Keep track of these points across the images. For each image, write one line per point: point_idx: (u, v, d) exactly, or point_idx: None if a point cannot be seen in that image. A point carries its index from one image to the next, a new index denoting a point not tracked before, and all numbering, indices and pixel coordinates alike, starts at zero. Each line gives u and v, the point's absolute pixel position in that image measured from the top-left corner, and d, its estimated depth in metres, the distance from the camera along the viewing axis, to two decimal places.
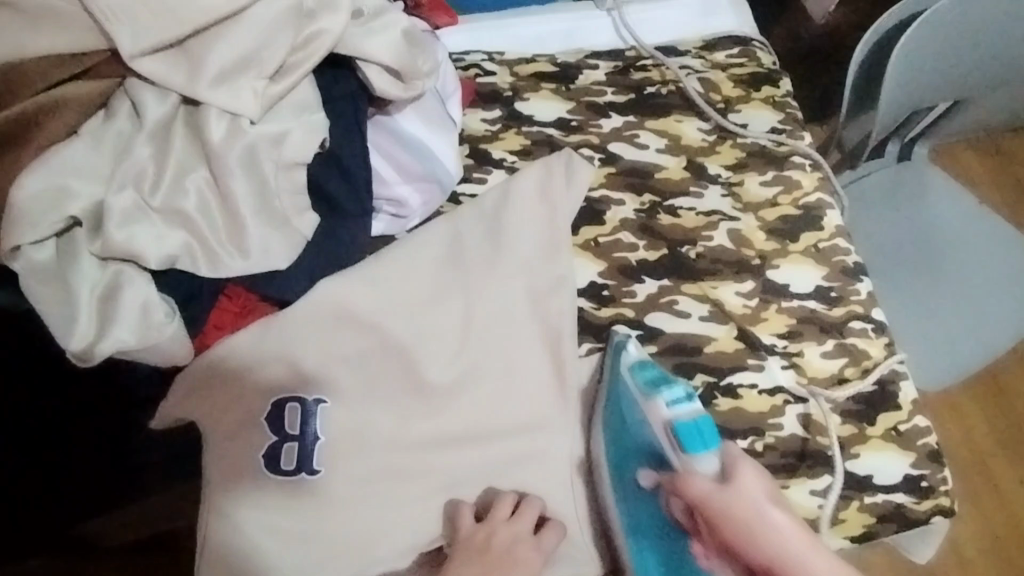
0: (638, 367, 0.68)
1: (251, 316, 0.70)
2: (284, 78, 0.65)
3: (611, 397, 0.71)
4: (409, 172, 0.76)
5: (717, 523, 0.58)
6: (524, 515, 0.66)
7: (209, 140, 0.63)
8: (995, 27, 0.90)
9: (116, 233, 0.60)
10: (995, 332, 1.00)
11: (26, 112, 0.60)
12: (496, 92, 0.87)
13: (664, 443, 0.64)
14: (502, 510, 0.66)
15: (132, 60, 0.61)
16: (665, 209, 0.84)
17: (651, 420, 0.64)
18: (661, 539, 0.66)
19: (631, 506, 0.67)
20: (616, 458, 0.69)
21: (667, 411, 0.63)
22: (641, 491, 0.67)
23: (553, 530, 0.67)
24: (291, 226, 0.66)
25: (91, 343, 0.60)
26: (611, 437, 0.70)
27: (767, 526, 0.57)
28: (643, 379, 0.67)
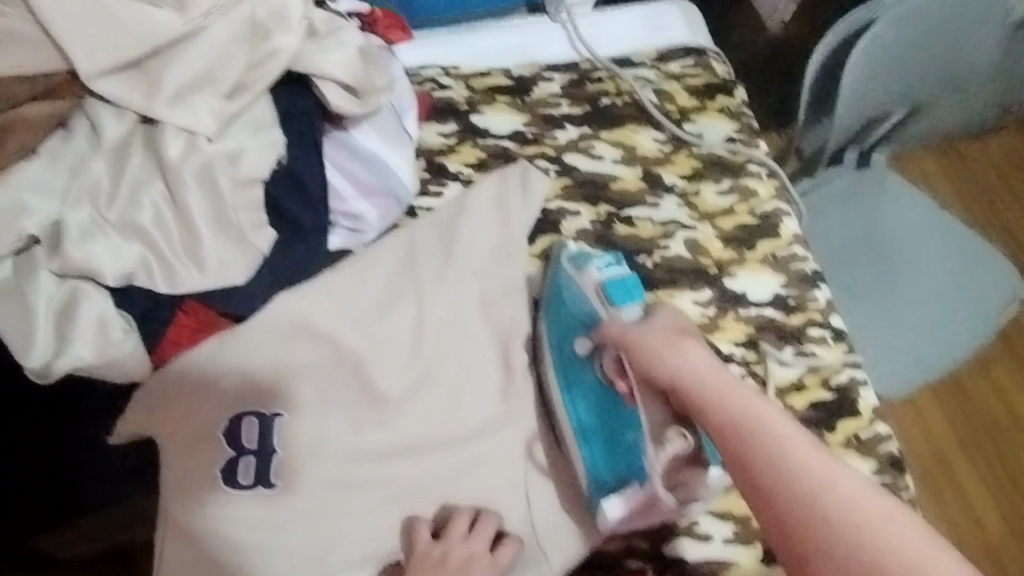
0: (575, 253, 0.77)
1: (207, 331, 0.71)
2: (241, 96, 0.66)
3: (551, 284, 0.78)
4: (365, 187, 0.77)
5: (633, 353, 0.66)
6: (480, 534, 0.66)
7: (164, 157, 0.63)
8: (944, 34, 0.92)
9: (74, 250, 0.60)
10: (940, 341, 1.04)
11: None
12: (451, 106, 0.89)
13: (596, 302, 0.73)
14: (458, 529, 0.66)
15: (90, 80, 0.61)
16: (621, 219, 0.86)
17: (585, 284, 0.74)
18: (593, 392, 0.73)
19: (568, 372, 0.74)
20: (556, 330, 0.76)
21: (599, 274, 0.74)
22: (576, 355, 0.74)
23: (510, 544, 0.67)
24: (247, 240, 0.66)
25: (50, 358, 0.60)
26: (551, 319, 0.76)
27: (673, 352, 0.63)
28: (578, 259, 0.76)
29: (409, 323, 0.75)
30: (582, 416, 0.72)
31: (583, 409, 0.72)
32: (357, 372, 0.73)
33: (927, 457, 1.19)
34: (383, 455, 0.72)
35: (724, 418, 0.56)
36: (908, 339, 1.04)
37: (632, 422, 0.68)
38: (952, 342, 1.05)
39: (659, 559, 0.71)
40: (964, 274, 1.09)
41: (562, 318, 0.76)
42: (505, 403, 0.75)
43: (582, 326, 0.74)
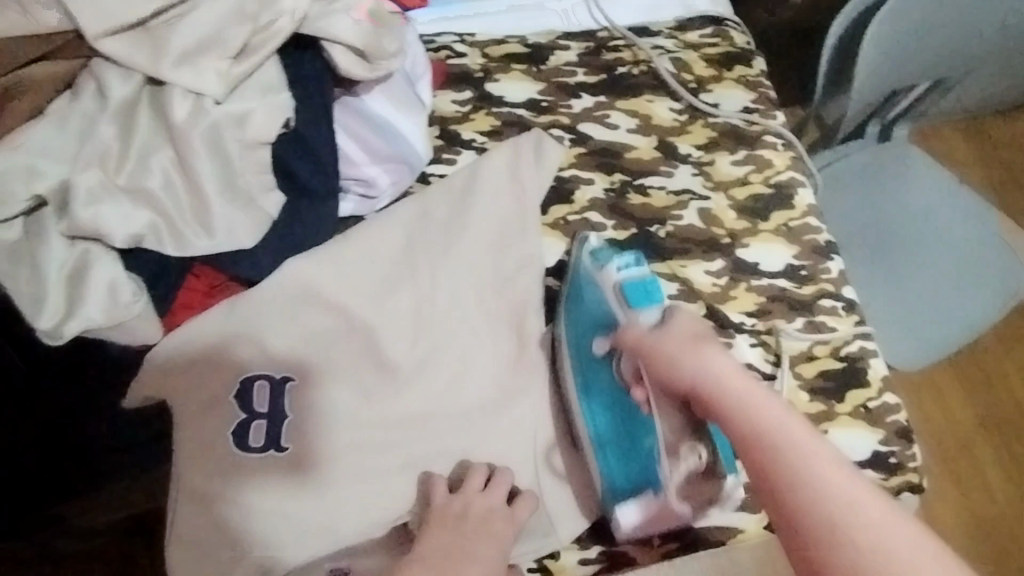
0: (596, 252, 0.75)
1: (219, 296, 0.71)
2: (249, 58, 0.63)
3: (571, 285, 0.75)
4: (377, 153, 0.76)
5: (648, 360, 0.58)
6: (499, 485, 0.68)
7: (172, 120, 0.61)
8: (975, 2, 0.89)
9: (82, 212, 0.59)
10: (961, 321, 1.01)
11: None
12: (467, 73, 0.88)
13: (613, 303, 0.70)
14: (475, 484, 0.68)
15: (95, 41, 0.59)
16: (635, 189, 0.85)
17: (604, 285, 0.72)
18: (611, 395, 0.70)
19: (586, 376, 0.72)
20: (574, 333, 0.73)
21: (620, 273, 0.71)
22: (595, 357, 0.72)
23: (525, 503, 0.68)
24: (258, 205, 0.65)
25: (60, 321, 0.61)
26: (572, 324, 0.74)
27: (692, 352, 0.55)
28: (599, 258, 0.74)
29: (420, 290, 0.75)
30: (598, 423, 0.70)
31: (601, 416, 0.70)
32: (366, 336, 0.73)
33: (941, 430, 1.17)
34: (391, 418, 0.72)
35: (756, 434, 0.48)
36: (926, 315, 1.01)
37: (646, 431, 0.66)
38: (970, 315, 1.01)
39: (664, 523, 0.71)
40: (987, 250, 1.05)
41: (581, 321, 0.73)
42: (515, 371, 0.75)
43: (602, 331, 0.71)
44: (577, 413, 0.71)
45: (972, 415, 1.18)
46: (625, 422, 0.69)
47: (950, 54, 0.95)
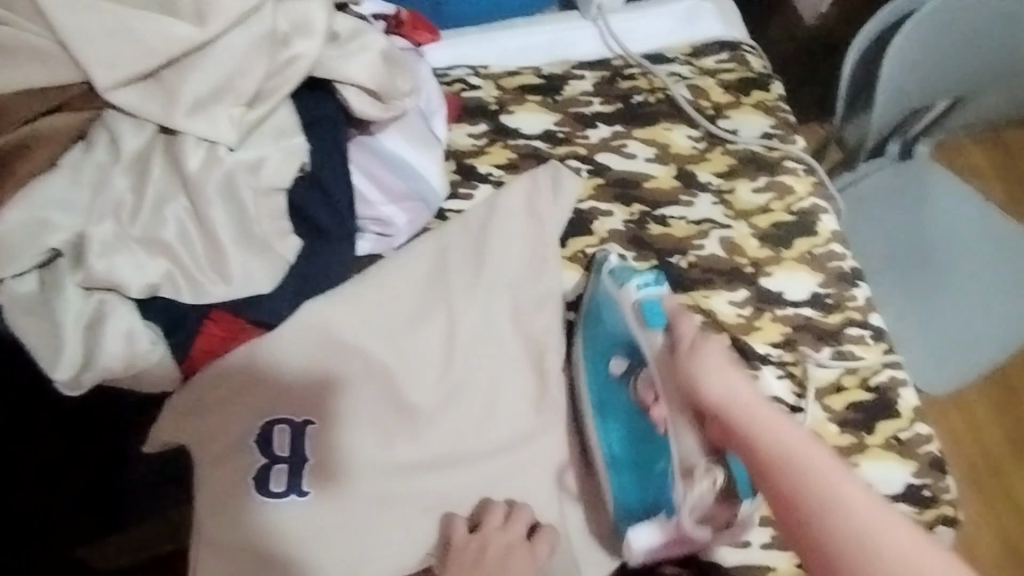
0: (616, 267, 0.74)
1: (237, 339, 0.70)
2: (261, 104, 0.64)
3: (589, 294, 0.76)
4: (393, 192, 0.76)
5: (737, 424, 0.58)
6: (516, 524, 0.66)
7: (186, 170, 0.62)
8: (980, 23, 0.90)
9: (97, 264, 0.61)
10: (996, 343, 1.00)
11: (9, 145, 0.60)
12: (482, 106, 0.87)
13: (630, 323, 0.70)
14: (494, 521, 0.66)
15: (104, 93, 0.60)
16: (655, 219, 0.84)
17: (623, 304, 0.71)
18: (626, 427, 0.70)
19: (599, 392, 0.72)
20: (591, 346, 0.74)
21: (644, 295, 0.70)
22: (610, 380, 0.72)
23: (544, 537, 0.66)
24: (273, 250, 0.65)
25: (79, 371, 0.61)
26: (586, 329, 0.75)
27: (773, 431, 0.56)
28: (618, 275, 0.73)
29: (441, 327, 0.74)
30: (613, 443, 0.70)
31: (615, 435, 0.70)
32: (388, 378, 0.72)
33: (974, 455, 1.14)
34: (411, 457, 0.71)
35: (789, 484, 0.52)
36: (961, 340, 1.00)
37: (662, 456, 0.66)
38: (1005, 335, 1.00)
39: (695, 564, 0.71)
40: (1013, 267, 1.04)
41: (598, 336, 0.74)
42: (537, 410, 0.74)
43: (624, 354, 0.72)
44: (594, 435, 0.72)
45: (1002, 440, 1.15)
46: (641, 448, 0.68)
47: (964, 75, 0.94)
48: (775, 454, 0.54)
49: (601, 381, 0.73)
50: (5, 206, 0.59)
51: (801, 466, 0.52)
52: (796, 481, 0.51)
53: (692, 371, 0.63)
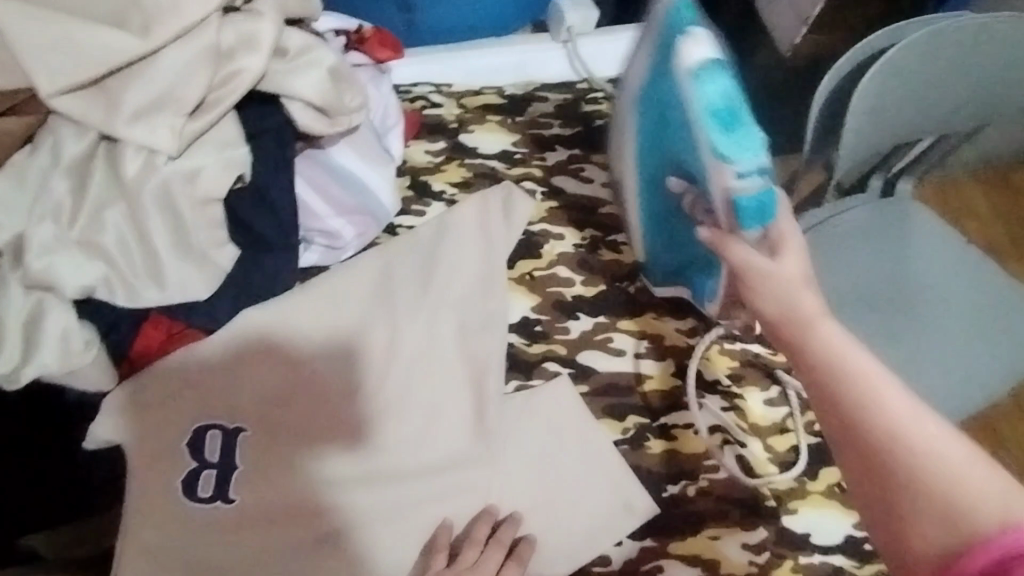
0: (703, 69, 0.57)
1: (177, 341, 0.71)
2: (204, 115, 0.64)
3: (665, 36, 0.61)
4: (341, 205, 0.76)
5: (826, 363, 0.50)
6: (492, 555, 0.67)
7: (123, 176, 0.61)
8: (967, 64, 0.85)
9: (35, 263, 0.59)
10: (976, 390, 0.90)
11: None
12: (441, 124, 0.87)
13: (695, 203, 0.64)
14: (470, 555, 0.67)
15: (47, 99, 0.60)
16: (607, 245, 0.84)
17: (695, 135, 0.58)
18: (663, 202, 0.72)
19: (649, 186, 0.73)
20: (653, 108, 0.66)
21: (733, 181, 0.55)
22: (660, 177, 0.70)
23: (516, 561, 0.67)
24: (208, 259, 0.65)
25: (16, 367, 0.61)
26: (648, 87, 0.66)
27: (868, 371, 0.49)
28: (708, 83, 0.57)
29: (383, 343, 0.75)
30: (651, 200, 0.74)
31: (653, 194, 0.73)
32: (325, 390, 0.72)
33: None
34: (339, 474, 0.70)
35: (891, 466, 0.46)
36: (939, 388, 0.90)
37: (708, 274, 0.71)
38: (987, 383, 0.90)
39: None
40: (1000, 309, 0.95)
41: (659, 92, 0.64)
42: (475, 431, 0.74)
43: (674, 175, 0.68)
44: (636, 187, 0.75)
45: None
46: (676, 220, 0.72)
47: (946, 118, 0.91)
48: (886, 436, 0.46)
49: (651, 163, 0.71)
50: None
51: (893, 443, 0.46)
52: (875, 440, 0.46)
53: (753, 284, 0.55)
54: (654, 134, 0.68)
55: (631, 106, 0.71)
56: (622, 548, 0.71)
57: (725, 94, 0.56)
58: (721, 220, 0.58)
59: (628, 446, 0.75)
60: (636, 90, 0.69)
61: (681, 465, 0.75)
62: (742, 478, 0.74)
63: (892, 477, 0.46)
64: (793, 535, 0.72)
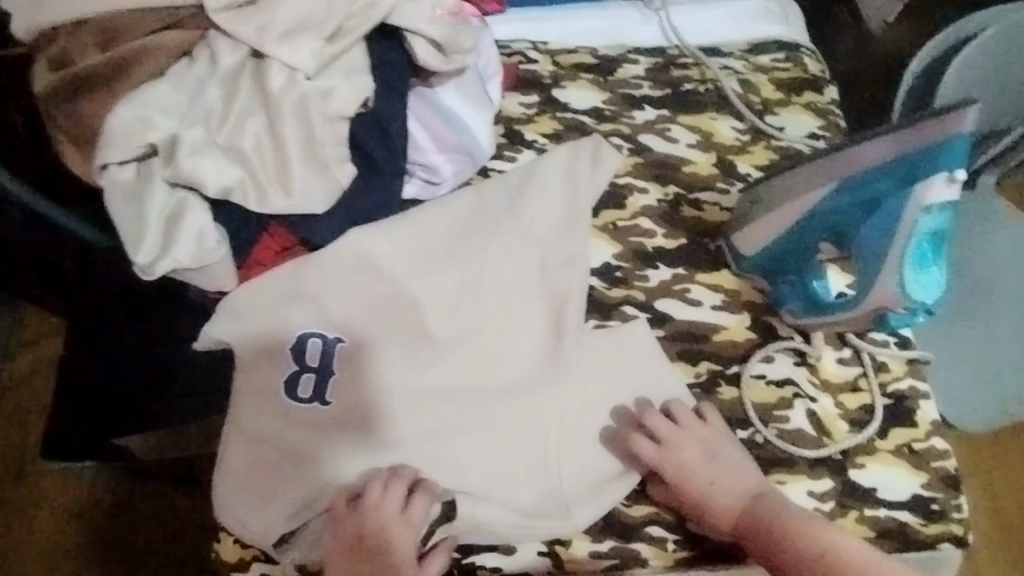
0: (938, 211, 0.68)
1: (286, 257, 0.77)
2: (340, 40, 0.71)
3: (925, 163, 0.67)
4: (444, 142, 0.81)
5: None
6: (395, 492, 0.68)
7: (270, 88, 0.69)
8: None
9: (185, 161, 0.67)
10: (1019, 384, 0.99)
11: (122, 53, 0.67)
12: (536, 79, 0.91)
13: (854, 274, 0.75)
14: (374, 494, 0.68)
15: (212, 14, 0.69)
16: (689, 202, 0.87)
17: (898, 245, 0.69)
18: (802, 241, 0.78)
19: (804, 227, 0.77)
20: (867, 191, 0.71)
21: (899, 305, 0.71)
22: (822, 229, 0.76)
23: (422, 493, 0.69)
24: (331, 173, 0.71)
25: (154, 258, 0.67)
26: (874, 175, 0.70)
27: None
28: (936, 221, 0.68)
29: (464, 275, 0.79)
30: (799, 233, 0.77)
31: (802, 233, 0.77)
32: (402, 309, 0.77)
33: (1006, 505, 1.11)
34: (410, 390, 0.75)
35: None
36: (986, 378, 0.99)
37: (795, 299, 0.81)
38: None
39: (683, 531, 0.74)
40: None
41: (880, 189, 0.70)
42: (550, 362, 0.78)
43: (828, 235, 0.76)
44: (783, 219, 0.78)
45: None
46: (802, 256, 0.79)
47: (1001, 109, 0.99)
48: None
49: (821, 214, 0.75)
50: (117, 104, 0.67)
51: None
52: None
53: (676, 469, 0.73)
54: (845, 204, 0.73)
55: (834, 173, 0.73)
56: None
57: (934, 232, 0.69)
58: (867, 311, 0.73)
59: (701, 389, 0.80)
60: (852, 164, 0.71)
61: (754, 411, 0.79)
62: (811, 429, 0.79)
63: None
64: (860, 488, 0.77)
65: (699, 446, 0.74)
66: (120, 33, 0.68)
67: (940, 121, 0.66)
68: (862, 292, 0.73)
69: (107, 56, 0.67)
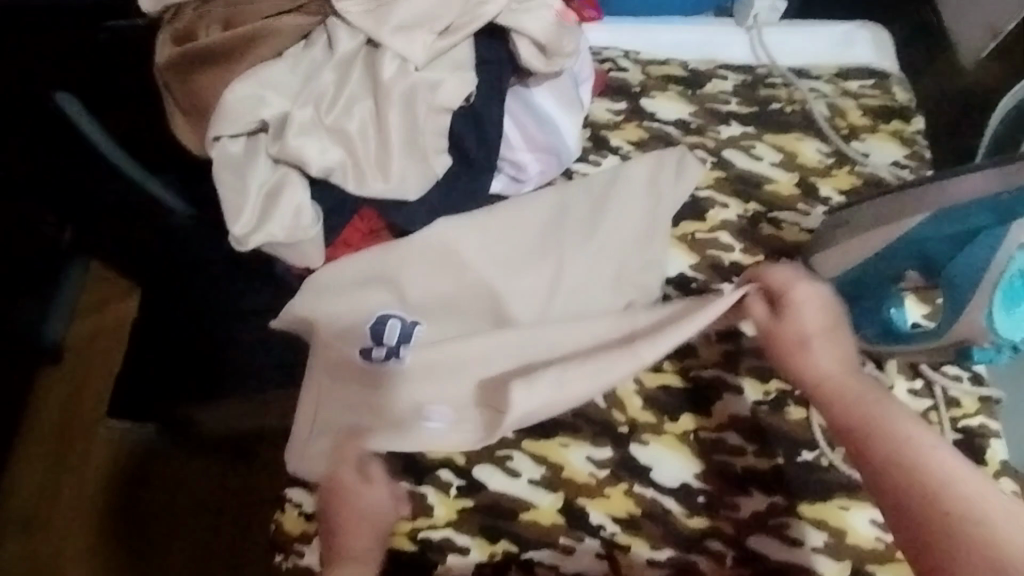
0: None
1: (373, 240, 0.79)
2: (451, 35, 0.72)
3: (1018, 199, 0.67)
4: (534, 142, 0.83)
5: (867, 439, 0.65)
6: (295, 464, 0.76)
7: (381, 77, 0.71)
8: None
9: (293, 140, 0.69)
10: None
11: (247, 34, 0.69)
12: (625, 87, 0.92)
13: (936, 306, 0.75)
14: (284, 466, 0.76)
15: (338, 3, 0.71)
16: (769, 220, 0.88)
17: (986, 281, 0.69)
18: (883, 270, 0.78)
19: (885, 256, 0.77)
20: (956, 225, 0.71)
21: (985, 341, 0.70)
22: (903, 260, 0.76)
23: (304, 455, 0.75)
24: (428, 163, 0.73)
25: (251, 230, 0.70)
26: (964, 209, 0.70)
27: (910, 443, 0.63)
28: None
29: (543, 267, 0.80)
30: (880, 261, 0.77)
31: (883, 262, 0.77)
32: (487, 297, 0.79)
33: None
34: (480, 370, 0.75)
35: (924, 499, 0.59)
36: None
37: (868, 326, 0.81)
38: None
39: (740, 545, 0.73)
40: None
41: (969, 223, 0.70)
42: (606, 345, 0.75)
43: (911, 265, 0.76)
44: (864, 246, 0.78)
45: None
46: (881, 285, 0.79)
47: None
48: (894, 458, 0.62)
49: (905, 245, 0.75)
50: (234, 79, 0.69)
51: (916, 457, 0.62)
52: (919, 474, 0.61)
53: (785, 338, 0.73)
54: (936, 236, 0.72)
55: (926, 204, 0.73)
56: (751, 498, 0.75)
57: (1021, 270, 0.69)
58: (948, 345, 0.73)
59: (767, 408, 0.79)
60: (945, 198, 0.71)
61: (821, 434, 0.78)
62: None
63: (919, 487, 0.60)
64: None
65: (817, 312, 0.74)
66: (248, 13, 0.71)
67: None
68: (945, 325, 0.72)
69: (233, 32, 0.69)
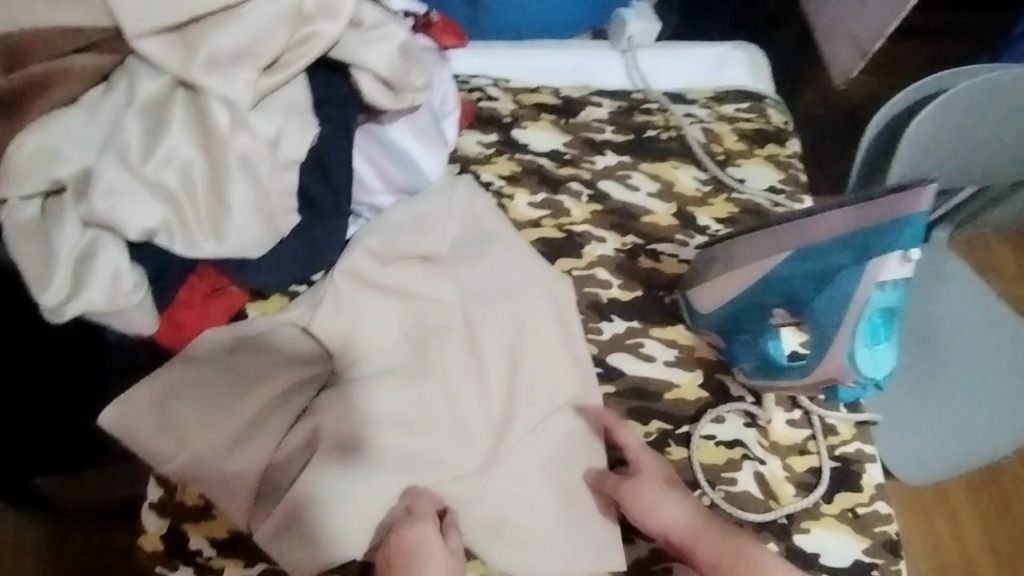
0: (889, 287, 0.68)
1: (216, 297, 0.74)
2: (276, 73, 0.70)
3: (875, 238, 0.66)
4: (394, 182, 0.81)
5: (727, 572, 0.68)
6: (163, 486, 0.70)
7: (214, 128, 0.67)
8: (989, 107, 0.91)
9: (100, 203, 0.64)
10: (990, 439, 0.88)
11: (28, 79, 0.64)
12: (495, 117, 0.89)
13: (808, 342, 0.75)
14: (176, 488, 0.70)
15: (133, 40, 0.66)
16: (646, 253, 0.85)
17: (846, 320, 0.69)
18: (754, 305, 0.77)
19: (756, 291, 0.76)
20: (819, 262, 0.70)
21: (849, 378, 0.71)
22: (774, 297, 0.75)
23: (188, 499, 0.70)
24: (274, 222, 0.71)
25: (62, 301, 0.64)
26: (827, 247, 0.69)
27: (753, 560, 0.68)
28: (884, 297, 0.69)
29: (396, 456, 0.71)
30: (754, 296, 0.76)
31: (756, 298, 0.76)
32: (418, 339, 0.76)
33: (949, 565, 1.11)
34: (295, 538, 0.67)
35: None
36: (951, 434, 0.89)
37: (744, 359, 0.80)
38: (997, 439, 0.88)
39: None
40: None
41: (831, 261, 0.69)
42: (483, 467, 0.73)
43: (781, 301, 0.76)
44: (738, 281, 0.77)
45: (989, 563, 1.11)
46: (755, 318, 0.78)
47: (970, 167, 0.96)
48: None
49: (776, 280, 0.74)
50: (23, 132, 0.64)
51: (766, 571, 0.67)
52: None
53: (643, 500, 0.71)
54: (798, 273, 0.72)
55: (789, 240, 0.72)
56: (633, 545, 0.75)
57: (884, 307, 0.69)
58: (816, 381, 0.73)
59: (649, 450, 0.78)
60: (807, 233, 0.70)
61: (702, 473, 0.77)
62: (756, 492, 0.77)
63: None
64: (803, 553, 0.75)
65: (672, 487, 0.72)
66: (28, 55, 0.65)
67: (896, 200, 0.65)
68: (812, 362, 0.72)
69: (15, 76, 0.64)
